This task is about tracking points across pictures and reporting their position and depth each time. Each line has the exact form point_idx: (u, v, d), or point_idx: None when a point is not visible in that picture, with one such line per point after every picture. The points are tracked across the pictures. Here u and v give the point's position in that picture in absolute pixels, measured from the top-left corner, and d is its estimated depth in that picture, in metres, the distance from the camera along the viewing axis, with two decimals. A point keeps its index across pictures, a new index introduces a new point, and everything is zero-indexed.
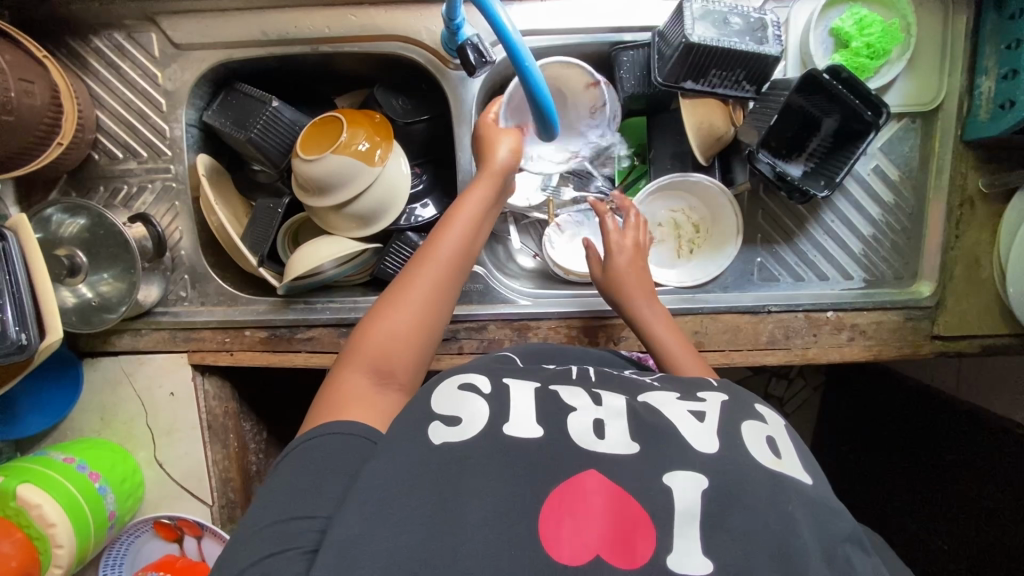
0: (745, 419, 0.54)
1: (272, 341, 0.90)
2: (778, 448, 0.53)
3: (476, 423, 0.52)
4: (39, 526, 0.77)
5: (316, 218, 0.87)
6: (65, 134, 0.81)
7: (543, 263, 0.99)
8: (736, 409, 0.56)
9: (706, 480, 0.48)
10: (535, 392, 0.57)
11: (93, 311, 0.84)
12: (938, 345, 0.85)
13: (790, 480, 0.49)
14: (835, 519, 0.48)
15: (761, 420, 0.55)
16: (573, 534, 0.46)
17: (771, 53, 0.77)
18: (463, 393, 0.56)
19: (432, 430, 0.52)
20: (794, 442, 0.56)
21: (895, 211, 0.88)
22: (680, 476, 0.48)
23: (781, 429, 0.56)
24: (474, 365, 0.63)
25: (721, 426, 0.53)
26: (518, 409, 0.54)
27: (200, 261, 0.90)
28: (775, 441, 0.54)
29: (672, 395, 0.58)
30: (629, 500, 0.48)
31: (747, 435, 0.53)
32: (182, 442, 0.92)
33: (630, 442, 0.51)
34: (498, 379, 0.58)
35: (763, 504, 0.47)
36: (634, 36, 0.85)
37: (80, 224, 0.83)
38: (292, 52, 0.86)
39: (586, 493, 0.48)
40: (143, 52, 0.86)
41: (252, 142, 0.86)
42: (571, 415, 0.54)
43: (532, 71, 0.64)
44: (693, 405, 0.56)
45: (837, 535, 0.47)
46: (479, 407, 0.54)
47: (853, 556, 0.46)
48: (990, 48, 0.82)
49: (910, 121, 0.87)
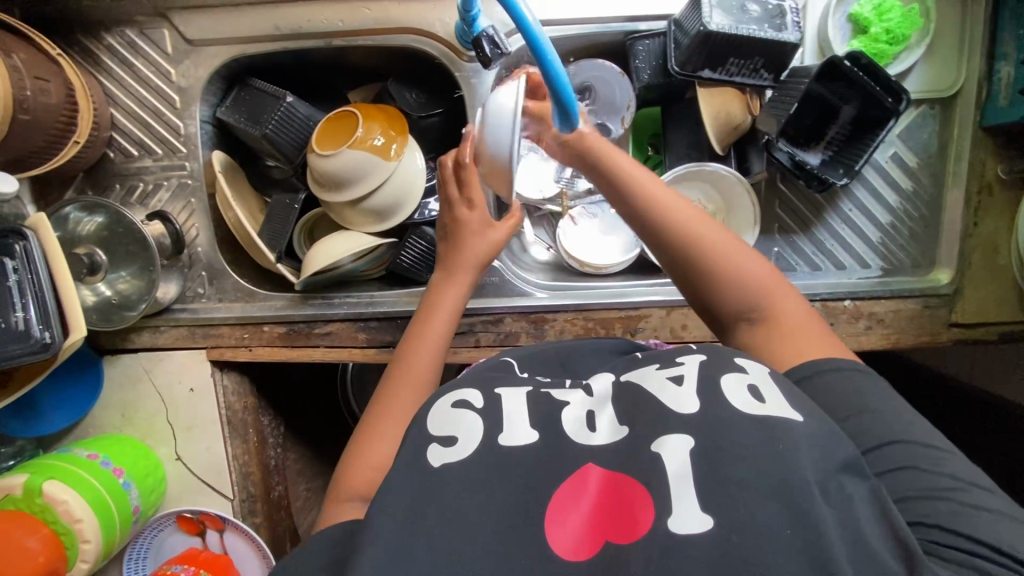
0: (723, 372, 0.53)
1: (290, 336, 0.90)
2: (761, 394, 0.51)
3: (472, 437, 0.54)
4: (66, 522, 0.78)
5: (332, 214, 0.87)
6: (81, 133, 0.81)
7: (558, 255, 0.99)
8: (715, 365, 0.54)
9: (693, 438, 0.48)
10: (526, 396, 0.59)
11: (113, 309, 0.85)
12: (956, 333, 0.84)
13: (774, 421, 0.48)
14: (834, 446, 0.47)
15: (741, 370, 0.53)
16: (584, 531, 0.47)
17: (789, 40, 0.76)
18: (458, 411, 0.57)
19: (430, 454, 0.54)
20: (782, 383, 0.53)
21: (913, 198, 0.87)
22: (666, 439, 0.49)
23: (764, 374, 0.53)
24: (467, 379, 0.64)
25: (701, 385, 0.52)
26: (515, 417, 0.55)
27: (218, 258, 0.91)
28: (759, 388, 0.52)
29: (652, 367, 0.58)
30: (625, 477, 0.49)
31: (728, 390, 0.51)
32: (201, 437, 0.93)
33: (619, 425, 0.53)
34: (490, 392, 0.59)
35: (776, 462, 0.45)
36: (649, 25, 0.85)
37: (98, 222, 0.83)
38: (305, 46, 0.86)
39: (589, 486, 0.50)
40: (156, 49, 0.86)
41: (267, 137, 0.86)
42: (564, 408, 0.56)
43: (552, 64, 0.61)
44: (671, 371, 0.56)
45: (832, 466, 0.46)
46: (472, 420, 0.56)
47: (845, 484, 0.46)
48: (1010, 34, 0.80)
49: (928, 108, 0.86)
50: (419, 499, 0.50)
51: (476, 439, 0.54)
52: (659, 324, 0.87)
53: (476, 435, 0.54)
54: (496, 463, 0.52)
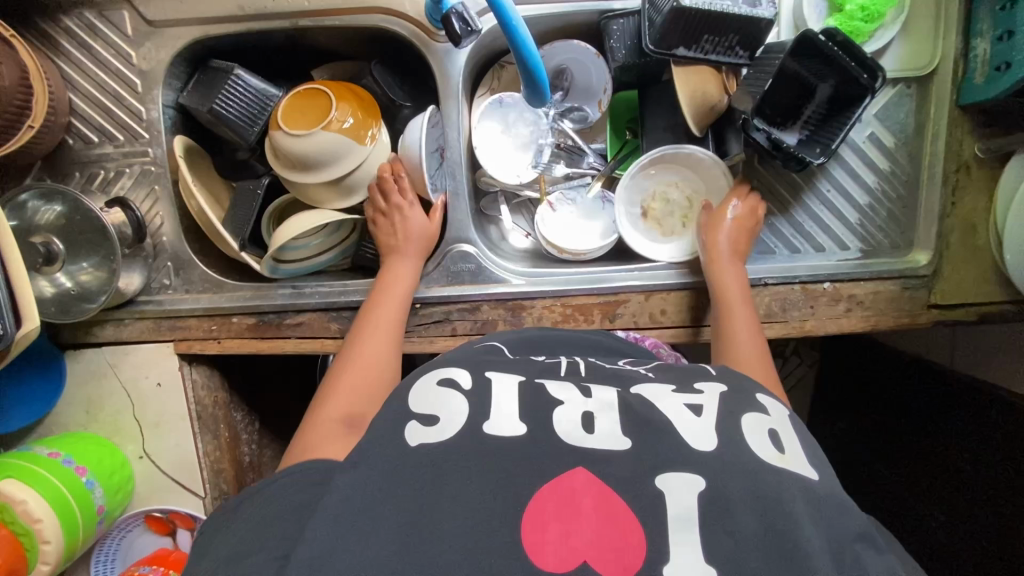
0: (747, 410, 0.56)
1: (259, 327, 0.88)
2: (782, 444, 0.54)
3: (456, 419, 0.54)
4: (24, 522, 0.75)
5: (298, 194, 0.85)
6: (36, 117, 0.77)
7: (537, 243, 0.98)
8: (736, 401, 0.57)
9: (702, 481, 0.49)
10: (519, 387, 0.58)
11: (73, 301, 0.82)
12: (936, 313, 0.85)
13: (794, 475, 0.50)
14: (841, 517, 0.49)
15: (764, 412, 0.56)
16: (557, 540, 0.46)
17: (764, 16, 0.75)
18: (443, 389, 0.57)
19: (409, 430, 0.53)
20: (799, 435, 0.57)
21: (890, 178, 0.87)
22: (670, 477, 0.49)
23: (785, 421, 0.57)
24: (459, 358, 0.64)
25: (720, 426, 0.53)
26: (501, 406, 0.55)
27: (184, 248, 0.88)
28: (779, 434, 0.55)
29: (669, 387, 0.59)
30: (619, 502, 0.48)
31: (750, 428, 0.54)
32: (169, 434, 0.90)
33: (620, 437, 0.52)
34: (479, 375, 0.59)
35: (797, 509, 0.47)
36: (623, 4, 0.83)
37: (56, 211, 0.80)
38: (271, 28, 0.83)
39: (571, 492, 0.49)
40: (116, 31, 0.83)
41: (213, 112, 0.83)
42: (558, 408, 0.55)
43: (519, 32, 0.68)
44: (692, 398, 0.57)
45: (846, 536, 0.48)
46: (458, 402, 0.55)
47: (862, 555, 0.47)
48: (986, 10, 0.79)
49: (904, 87, 0.85)
50: (384, 499, 0.49)
51: (459, 423, 0.53)
52: (638, 310, 0.86)
53: (459, 418, 0.54)
54: (475, 461, 0.50)
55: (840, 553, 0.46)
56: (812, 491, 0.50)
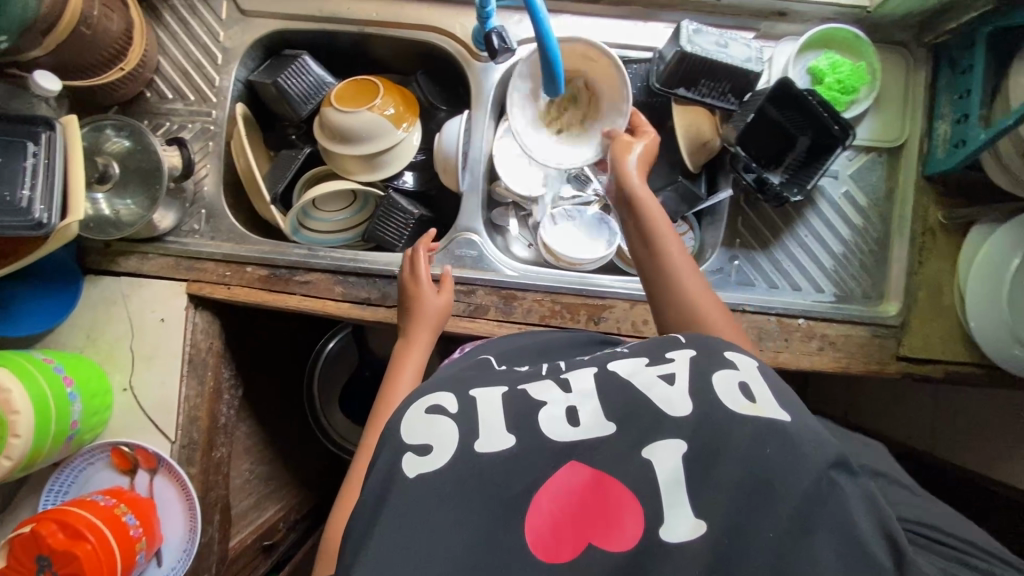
0: (716, 368, 0.57)
1: (270, 280, 0.94)
2: (752, 393, 0.55)
3: (446, 449, 0.55)
4: (2, 413, 0.76)
5: (334, 162, 0.97)
6: (128, 62, 0.89)
7: (537, 253, 1.04)
8: (704, 360, 0.58)
9: (685, 445, 0.52)
10: (502, 398, 0.60)
11: (109, 225, 0.90)
12: (904, 365, 0.91)
13: (765, 421, 0.52)
14: (815, 449, 0.51)
15: (732, 367, 0.58)
16: (564, 533, 0.50)
17: (753, 69, 0.87)
18: (432, 417, 0.59)
19: (406, 463, 0.55)
20: (769, 382, 0.58)
21: (863, 233, 0.95)
22: (657, 448, 0.52)
23: (752, 371, 0.58)
24: (440, 379, 0.65)
25: (691, 388, 0.55)
26: (488, 423, 0.57)
27: (220, 201, 0.97)
28: (749, 386, 0.56)
29: (641, 361, 0.60)
30: (612, 483, 0.52)
31: (720, 386, 0.55)
32: (159, 369, 0.94)
33: (605, 422, 0.55)
34: (465, 395, 0.61)
35: (776, 457, 0.50)
36: (638, 54, 0.97)
37: (124, 144, 0.90)
38: (341, 30, 0.98)
39: (567, 485, 0.53)
40: (212, 14, 0.98)
41: (277, 86, 0.95)
42: (542, 408, 0.57)
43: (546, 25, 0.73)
44: (663, 369, 0.58)
45: (823, 466, 0.50)
46: (447, 428, 0.57)
47: (838, 482, 0.49)
48: (946, 98, 0.91)
49: (876, 156, 0.95)
50: None
51: (448, 451, 0.55)
52: (622, 316, 0.92)
53: (450, 446, 0.56)
54: None
55: (817, 485, 0.49)
56: (783, 429, 0.52)
